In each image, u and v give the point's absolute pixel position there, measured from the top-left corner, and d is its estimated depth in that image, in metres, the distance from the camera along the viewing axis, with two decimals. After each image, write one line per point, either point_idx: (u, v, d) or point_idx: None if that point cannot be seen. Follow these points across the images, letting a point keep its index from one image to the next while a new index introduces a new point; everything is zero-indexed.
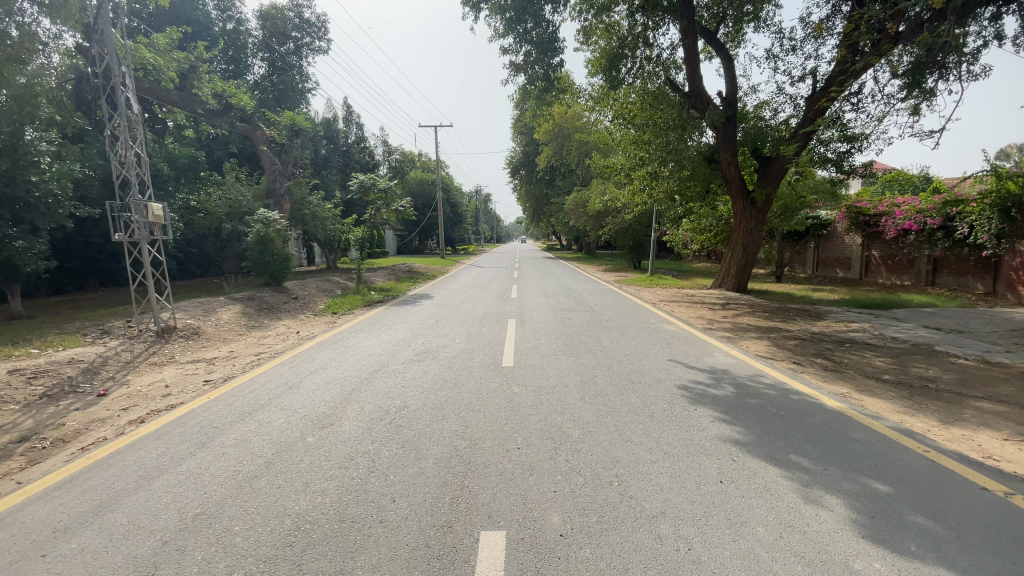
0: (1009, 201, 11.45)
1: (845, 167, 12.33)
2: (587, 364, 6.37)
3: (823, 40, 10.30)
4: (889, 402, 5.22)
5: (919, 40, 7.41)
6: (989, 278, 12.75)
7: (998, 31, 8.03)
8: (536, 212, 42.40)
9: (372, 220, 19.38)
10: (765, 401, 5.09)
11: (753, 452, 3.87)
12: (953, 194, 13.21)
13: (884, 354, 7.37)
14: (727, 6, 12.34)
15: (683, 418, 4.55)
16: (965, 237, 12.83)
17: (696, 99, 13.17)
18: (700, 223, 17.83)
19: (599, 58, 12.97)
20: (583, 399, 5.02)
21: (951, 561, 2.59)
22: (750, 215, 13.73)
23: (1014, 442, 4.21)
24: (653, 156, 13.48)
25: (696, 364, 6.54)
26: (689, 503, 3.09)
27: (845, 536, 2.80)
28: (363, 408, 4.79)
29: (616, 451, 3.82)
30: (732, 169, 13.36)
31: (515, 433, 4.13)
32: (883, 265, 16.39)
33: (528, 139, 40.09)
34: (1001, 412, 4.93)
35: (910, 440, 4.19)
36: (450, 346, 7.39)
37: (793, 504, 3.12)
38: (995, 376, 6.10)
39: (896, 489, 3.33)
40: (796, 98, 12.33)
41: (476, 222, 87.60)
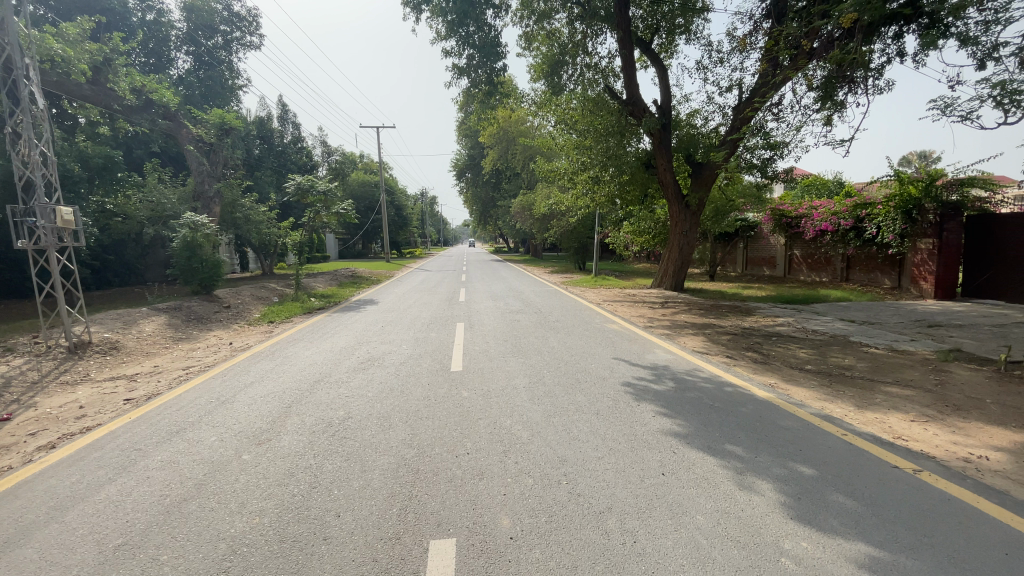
0: (911, 204, 12.68)
1: (769, 172, 13.21)
2: (535, 366, 6.45)
3: (747, 54, 10.97)
4: (811, 390, 5.65)
5: (832, 56, 8.09)
6: (894, 274, 14.05)
7: (899, 49, 8.89)
8: (482, 215, 42.24)
9: (311, 224, 18.55)
10: (701, 394, 5.36)
11: (691, 444, 4.05)
12: (862, 197, 14.43)
13: (806, 345, 7.96)
14: (661, 17, 12.92)
15: (627, 414, 4.70)
16: (873, 237, 14.06)
17: (633, 106, 13.68)
18: (639, 226, 18.53)
19: (541, 64, 13.25)
20: (531, 401, 5.06)
21: (869, 536, 2.83)
22: (685, 218, 14.42)
23: (919, 422, 4.67)
24: (594, 161, 13.81)
25: (638, 361, 6.77)
26: (633, 497, 3.20)
27: (775, 517, 3.00)
28: (302, 421, 4.57)
29: (564, 450, 3.87)
30: (668, 174, 13.99)
31: (464, 438, 4.11)
32: (805, 264, 17.72)
33: (473, 141, 39.90)
34: (907, 395, 5.46)
35: (830, 424, 4.55)
36: (396, 353, 7.24)
37: (728, 491, 3.30)
38: (901, 363, 6.75)
39: (818, 471, 3.60)
40: (724, 108, 13.13)
41: (420, 226, 86.25)
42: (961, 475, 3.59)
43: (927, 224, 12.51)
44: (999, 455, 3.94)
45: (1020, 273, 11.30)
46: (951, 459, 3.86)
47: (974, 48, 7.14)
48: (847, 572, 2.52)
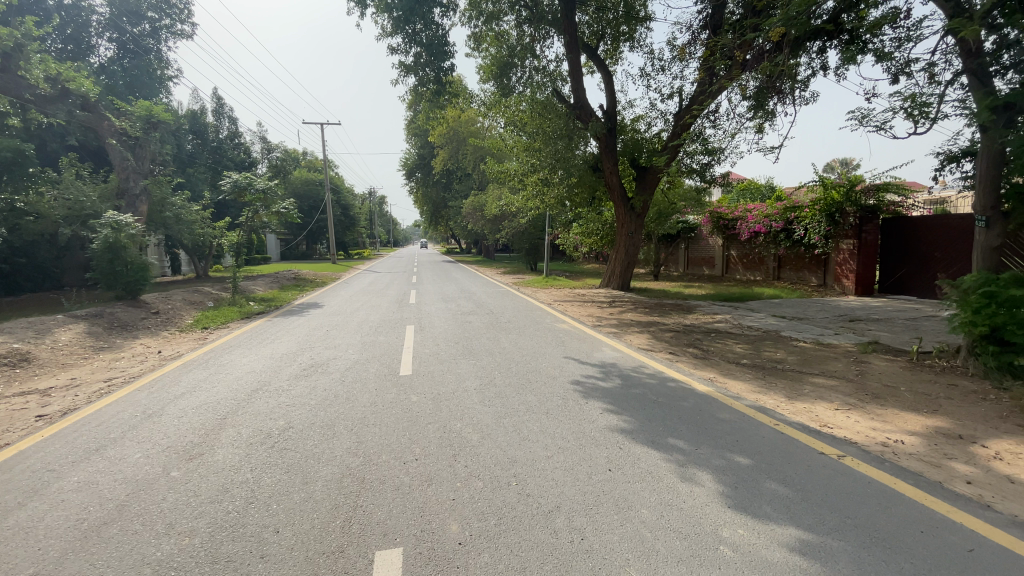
0: (834, 207, 13.69)
1: (707, 177, 13.85)
2: (486, 367, 6.43)
3: (686, 63, 11.44)
4: (747, 383, 5.97)
5: (762, 68, 8.61)
6: (820, 272, 15.11)
7: (822, 63, 9.56)
8: (433, 215, 41.69)
9: (249, 224, 17.58)
10: (646, 390, 5.53)
11: (637, 439, 4.18)
12: (791, 201, 15.46)
13: (742, 340, 8.40)
14: (605, 23, 13.28)
15: (576, 412, 4.78)
16: (801, 238, 15.08)
17: (580, 110, 13.96)
18: (587, 227, 18.91)
19: (490, 65, 13.30)
20: (482, 402, 5.03)
21: (799, 520, 3.01)
22: (630, 220, 14.87)
23: (842, 411, 5.04)
24: (544, 163, 13.96)
25: (587, 360, 6.90)
26: (581, 494, 3.24)
27: (714, 507, 3.13)
28: (238, 433, 4.32)
29: (514, 451, 3.88)
30: (614, 178, 14.39)
31: (413, 443, 4.03)
32: (740, 263, 18.72)
33: (422, 140, 39.29)
34: (832, 386, 5.88)
35: (764, 415, 4.82)
36: (341, 358, 7.01)
37: (671, 483, 3.42)
38: (826, 356, 7.26)
39: (753, 460, 3.80)
40: (665, 115, 13.66)
41: (369, 227, 84.21)
42: (879, 458, 3.90)
43: (848, 226, 13.58)
44: (911, 439, 4.32)
45: (927, 270, 12.45)
46: (870, 444, 4.19)
47: (888, 64, 7.77)
48: (781, 556, 2.67)
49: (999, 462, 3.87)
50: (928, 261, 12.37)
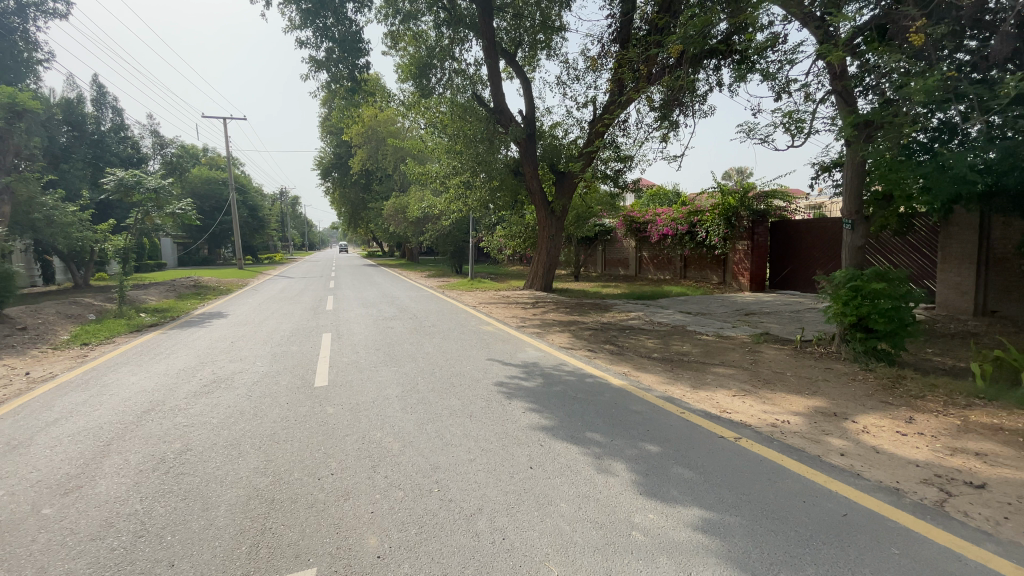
0: (731, 211, 15.04)
1: (620, 183, 14.59)
2: (408, 373, 6.31)
3: (598, 73, 11.96)
4: (658, 375, 6.38)
5: (666, 82, 9.23)
6: (719, 271, 16.45)
7: (718, 80, 10.40)
8: (351, 217, 40.21)
9: (138, 227, 15.75)
10: (566, 387, 5.72)
11: (557, 435, 4.31)
12: (694, 206, 16.75)
13: (654, 336, 8.95)
14: (523, 31, 13.49)
15: (499, 413, 4.84)
16: (703, 240, 16.38)
17: (499, 115, 14.12)
18: (510, 230, 19.16)
19: (408, 65, 13.11)
20: (403, 410, 4.92)
21: (703, 500, 3.27)
22: (550, 222, 15.27)
23: (739, 396, 5.54)
24: (465, 166, 13.97)
25: (511, 361, 6.99)
26: (503, 495, 3.28)
27: (628, 495, 3.31)
28: (126, 461, 3.88)
29: (436, 457, 3.84)
30: (535, 182, 14.71)
31: (329, 457, 3.86)
32: (651, 264, 19.91)
33: (338, 139, 37.69)
34: (731, 374, 6.45)
35: (672, 405, 5.16)
36: (249, 371, 6.55)
37: (588, 476, 3.57)
38: (726, 347, 7.94)
39: (662, 447, 4.07)
40: (581, 122, 14.16)
41: (281, 230, 79.19)
42: (769, 438, 4.33)
43: (742, 228, 14.98)
44: (796, 418, 4.84)
45: (807, 268, 14.01)
46: (761, 425, 4.65)
47: (772, 83, 8.59)
48: (686, 535, 2.88)
49: (865, 434, 4.44)
50: (809, 259, 13.92)
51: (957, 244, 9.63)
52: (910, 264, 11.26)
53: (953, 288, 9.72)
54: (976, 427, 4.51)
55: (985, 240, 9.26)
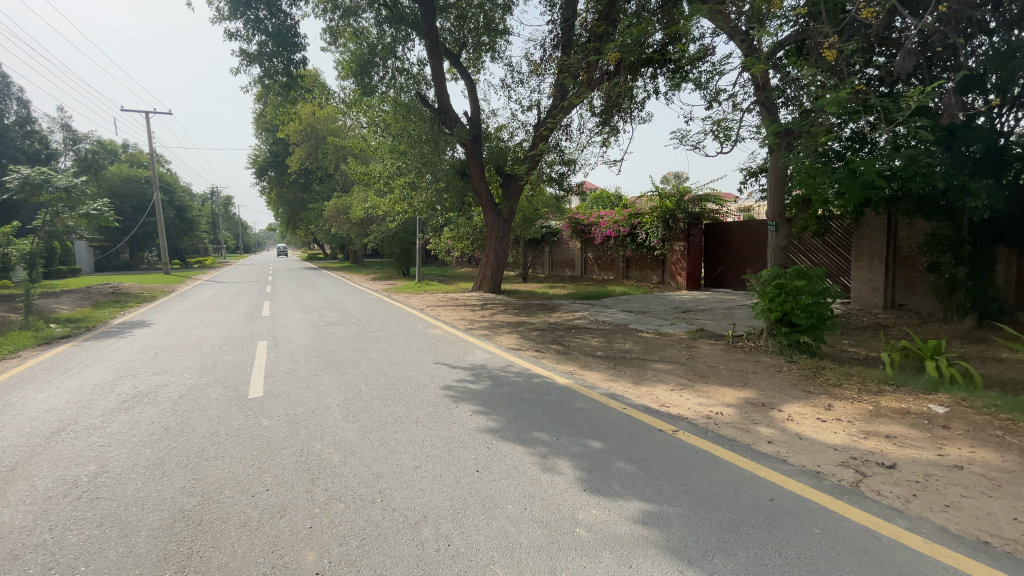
0: (668, 214, 15.73)
1: (565, 186, 14.84)
2: (350, 380, 6.12)
3: (542, 77, 12.10)
4: (601, 373, 6.55)
5: (606, 88, 9.52)
6: (659, 271, 17.12)
7: (655, 87, 10.79)
8: (290, 218, 38.53)
9: (46, 230, 14.25)
10: (513, 388, 5.75)
11: (504, 437, 4.32)
12: (634, 208, 17.36)
13: (598, 335, 9.17)
14: (467, 32, 13.43)
15: (446, 417, 4.79)
16: (644, 241, 17.00)
17: (444, 115, 14.00)
18: (457, 231, 19.03)
19: (349, 62, 12.74)
20: (345, 419, 4.76)
21: (643, 492, 3.39)
22: (498, 224, 15.33)
23: (677, 391, 5.80)
24: (410, 167, 13.74)
25: (458, 364, 6.94)
26: (448, 500, 3.25)
27: (573, 492, 3.38)
28: (29, 488, 3.50)
29: (379, 466, 3.75)
30: (481, 184, 14.72)
31: (264, 472, 3.67)
32: (596, 265, 20.41)
33: (274, 137, 36.03)
34: (669, 369, 6.73)
35: (615, 401, 5.31)
36: (175, 384, 6.10)
37: (534, 476, 3.61)
38: (666, 343, 8.27)
39: (605, 443, 4.18)
40: (526, 125, 14.25)
41: (213, 231, 74.58)
42: (704, 430, 4.56)
43: (679, 230, 15.70)
44: (728, 410, 5.12)
45: (738, 267, 14.88)
46: (697, 418, 4.89)
47: (704, 92, 9.02)
48: (627, 528, 2.97)
49: (790, 422, 4.77)
50: (740, 259, 14.77)
51: (867, 244, 10.55)
52: (828, 262, 12.20)
53: (866, 284, 10.62)
54: (886, 412, 4.95)
55: (891, 239, 10.21)
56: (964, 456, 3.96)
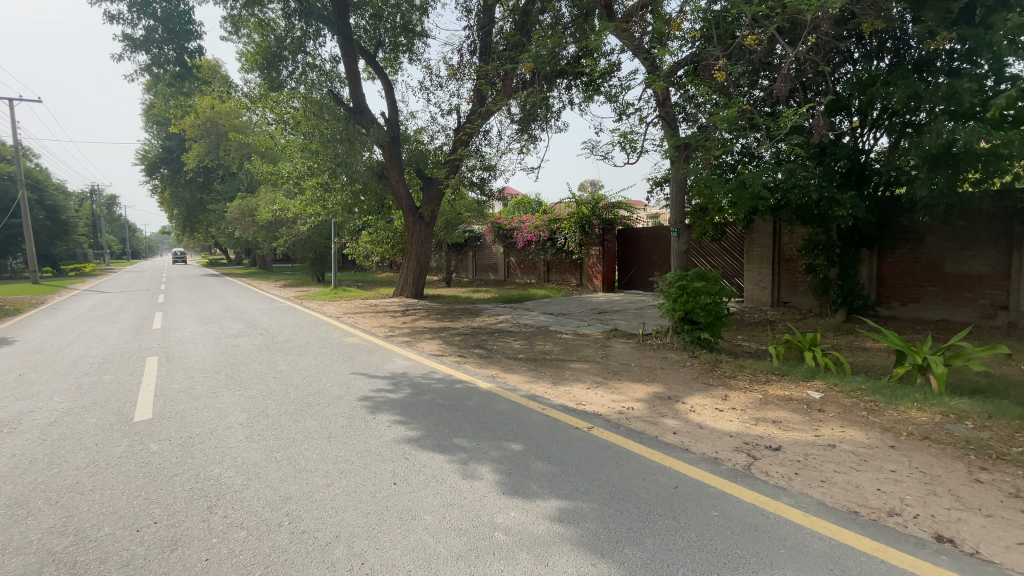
0: (585, 220, 16.42)
1: (486, 191, 14.87)
2: (256, 396, 5.70)
3: (460, 82, 12.08)
4: (522, 375, 6.65)
5: (523, 96, 9.75)
6: (577, 274, 17.71)
7: (571, 98, 11.21)
8: (187, 221, 35.24)
9: None
10: (434, 395, 5.67)
11: (424, 445, 4.25)
12: (553, 214, 17.88)
13: (519, 338, 9.32)
14: (383, 31, 13.15)
15: (362, 430, 4.61)
16: (563, 246, 17.55)
17: (359, 115, 13.53)
18: (376, 236, 18.45)
19: (253, 54, 11.97)
20: (249, 439, 4.42)
21: (560, 490, 3.49)
22: (418, 229, 15.11)
23: (593, 389, 6.04)
24: (323, 167, 13.12)
25: (376, 373, 6.73)
26: (362, 517, 3.13)
27: (491, 497, 3.39)
28: None
29: (287, 487, 3.53)
30: (401, 186, 14.39)
31: (153, 503, 3.31)
32: (518, 269, 20.69)
33: (166, 131, 32.76)
34: (586, 369, 6.99)
35: (534, 403, 5.42)
36: (43, 410, 5.32)
37: (453, 483, 3.58)
38: (584, 344, 8.58)
39: (525, 445, 4.25)
40: (446, 129, 14.09)
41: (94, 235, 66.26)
42: (617, 425, 4.78)
43: (594, 236, 16.40)
44: (638, 405, 5.41)
45: (649, 270, 15.82)
46: (612, 414, 5.12)
47: (615, 106, 9.48)
48: (544, 528, 3.04)
49: (693, 413, 5.15)
50: (650, 262, 15.72)
51: (757, 248, 11.69)
52: (725, 265, 13.32)
53: (757, 284, 11.73)
54: (773, 399, 5.50)
55: (776, 244, 11.38)
56: (836, 435, 4.51)
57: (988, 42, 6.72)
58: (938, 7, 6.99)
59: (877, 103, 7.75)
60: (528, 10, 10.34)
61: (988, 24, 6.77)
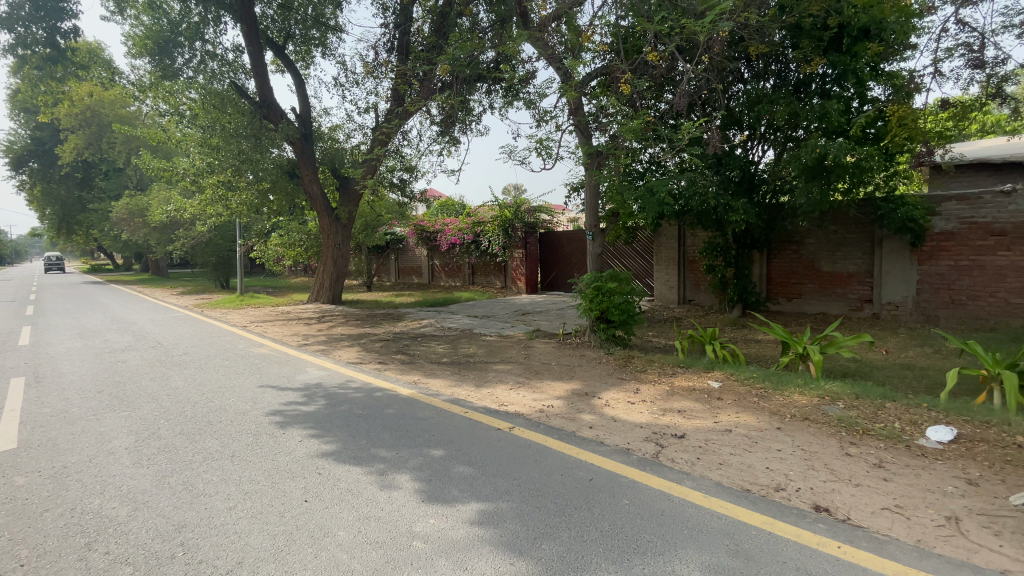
0: (509, 223, 16.68)
1: (408, 193, 14.50)
2: (146, 416, 5.15)
3: (378, 80, 11.73)
4: (445, 379, 6.60)
5: (442, 99, 9.70)
6: (501, 276, 17.83)
7: (491, 103, 11.31)
8: (62, 221, 31.08)
9: None
10: (351, 405, 5.46)
11: (339, 458, 4.09)
12: (476, 217, 17.92)
13: (442, 341, 9.23)
14: (292, 23, 12.47)
15: (271, 446, 4.34)
16: (487, 249, 17.66)
17: (267, 110, 12.74)
18: (288, 238, 17.40)
19: (142, 38, 10.85)
20: (137, 465, 3.99)
21: (480, 493, 3.51)
22: (335, 231, 14.51)
23: (515, 389, 6.13)
24: (225, 165, 11.98)
25: (288, 385, 6.35)
26: (269, 539, 2.95)
27: (410, 506, 3.34)
28: None
29: (182, 514, 3.24)
30: (314, 186, 13.72)
31: (14, 546, 2.89)
32: (442, 272, 20.44)
33: (34, 120, 28.71)
34: (509, 370, 7.08)
35: (456, 407, 5.40)
36: None
37: (371, 495, 3.47)
38: (506, 346, 8.68)
39: (446, 450, 4.22)
40: (364, 127, 13.59)
41: None
42: (536, 424, 4.90)
43: (517, 238, 16.68)
44: (558, 403, 5.58)
45: (569, 272, 16.36)
46: (532, 414, 5.23)
47: (535, 112, 9.58)
48: (464, 532, 3.04)
49: (608, 408, 5.40)
50: (570, 264, 16.27)
51: (665, 250, 12.48)
52: (638, 266, 14.07)
53: (667, 284, 12.52)
54: (680, 391, 5.91)
55: (681, 246, 12.23)
56: (733, 420, 4.94)
57: (853, 68, 7.80)
58: (812, 35, 7.98)
59: (763, 118, 8.60)
60: (445, 11, 10.30)
61: (853, 52, 7.81)
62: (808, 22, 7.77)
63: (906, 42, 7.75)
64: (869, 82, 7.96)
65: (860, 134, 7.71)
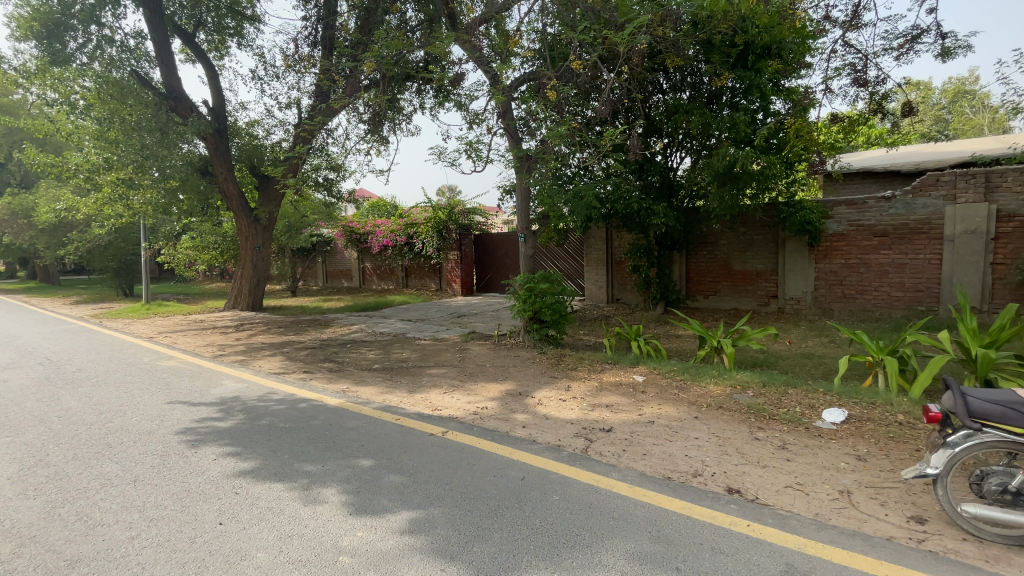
0: (442, 225, 16.45)
1: (335, 193, 13.97)
2: (30, 442, 4.58)
3: (301, 75, 11.20)
4: (375, 386, 6.42)
5: (370, 98, 9.45)
6: (435, 278, 17.63)
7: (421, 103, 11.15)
8: None
9: None
10: (273, 418, 5.18)
11: (260, 476, 3.86)
12: (408, 218, 17.34)
13: (373, 347, 8.98)
14: (204, 11, 11.62)
15: (182, 467, 4.02)
16: (420, 250, 17.36)
17: (174, 102, 11.78)
18: (202, 241, 16.15)
19: (24, 18, 9.67)
20: (19, 497, 3.55)
21: (410, 501, 3.46)
22: (255, 233, 13.67)
23: (448, 393, 6.09)
24: (125, 161, 10.86)
25: (202, 399, 5.90)
26: (178, 568, 2.73)
27: (337, 520, 3.22)
28: None
29: (74, 549, 2.92)
30: (229, 185, 12.87)
31: None
32: (374, 274, 19.85)
33: None
34: (443, 374, 7.02)
35: (387, 414, 5.27)
36: None
37: (294, 512, 3.32)
38: (440, 349, 8.59)
39: (375, 459, 4.12)
40: (285, 123, 12.90)
41: None
42: (468, 426, 4.90)
43: (451, 240, 16.57)
44: (492, 404, 5.61)
45: (503, 273, 16.51)
46: (465, 416, 5.22)
47: (466, 114, 9.52)
48: (393, 542, 2.99)
49: (540, 406, 5.50)
50: (504, 266, 16.40)
51: (595, 251, 12.90)
52: (569, 266, 14.43)
53: (597, 283, 12.93)
54: (608, 387, 6.13)
55: (610, 247, 12.68)
56: (656, 412, 5.21)
57: (757, 83, 8.50)
58: (721, 51, 8.57)
59: (680, 127, 9.15)
60: (372, 7, 10.02)
61: (757, 69, 8.50)
62: (717, 39, 8.34)
63: (801, 62, 8.55)
64: (771, 96, 8.69)
65: (764, 144, 8.41)
